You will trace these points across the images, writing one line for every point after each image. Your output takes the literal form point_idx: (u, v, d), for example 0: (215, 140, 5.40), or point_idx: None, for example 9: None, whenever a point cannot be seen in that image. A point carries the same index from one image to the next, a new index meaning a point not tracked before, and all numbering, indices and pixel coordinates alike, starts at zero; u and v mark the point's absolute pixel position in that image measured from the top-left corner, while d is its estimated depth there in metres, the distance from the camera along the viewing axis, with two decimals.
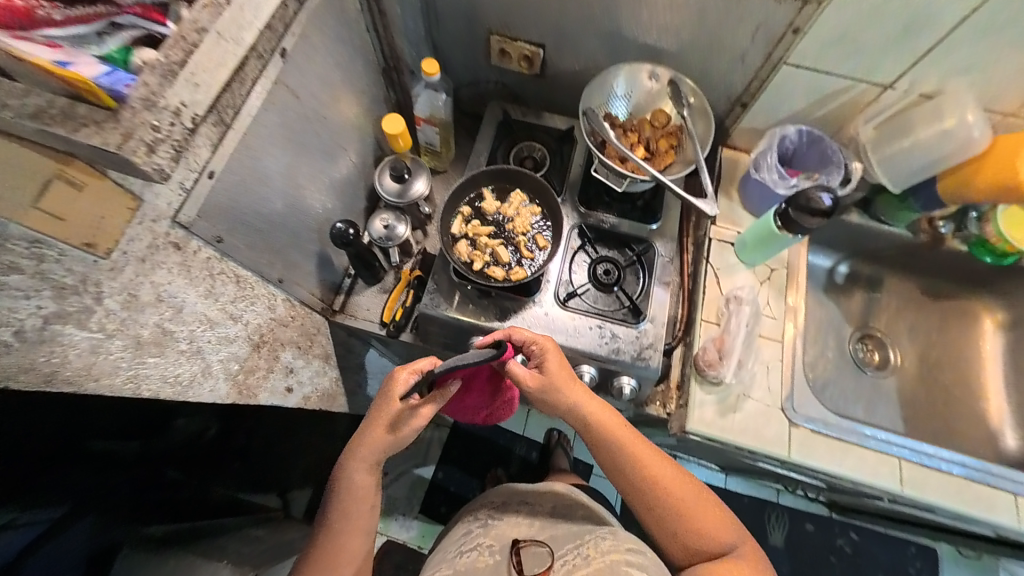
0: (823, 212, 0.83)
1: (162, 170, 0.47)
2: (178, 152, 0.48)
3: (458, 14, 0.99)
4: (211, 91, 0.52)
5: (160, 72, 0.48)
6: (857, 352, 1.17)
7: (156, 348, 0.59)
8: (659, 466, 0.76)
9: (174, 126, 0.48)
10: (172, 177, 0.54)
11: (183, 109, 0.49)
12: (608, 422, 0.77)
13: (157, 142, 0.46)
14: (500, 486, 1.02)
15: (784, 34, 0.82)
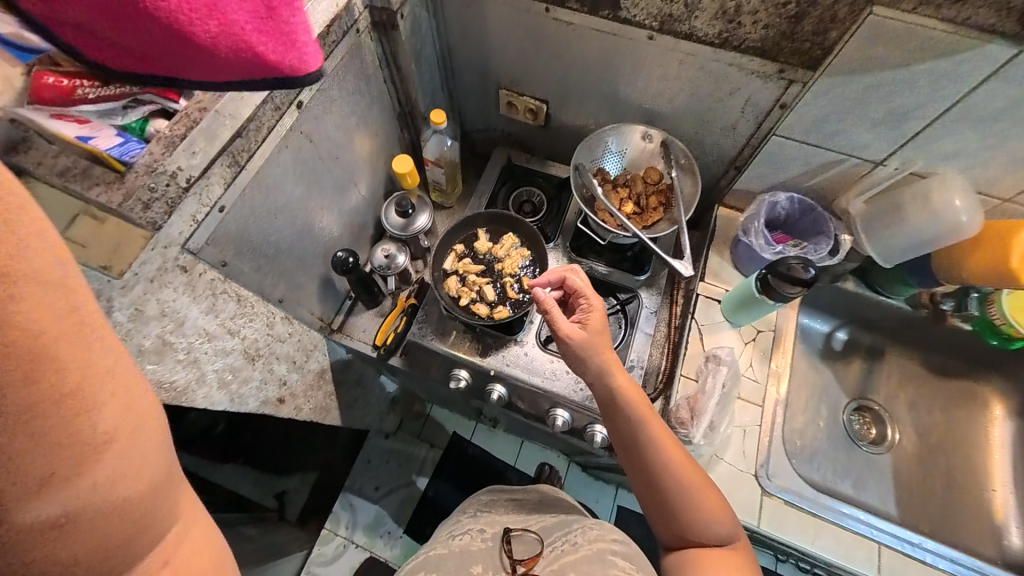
0: (805, 283, 0.83)
1: (155, 222, 0.59)
2: (171, 206, 0.60)
3: (472, 70, 1.09)
4: (207, 155, 0.63)
5: (166, 141, 0.58)
6: (853, 424, 1.12)
7: (155, 356, 0.66)
8: (675, 448, 0.76)
9: (169, 186, 0.59)
10: (183, 210, 0.62)
11: (180, 172, 0.60)
12: (635, 395, 0.76)
13: (152, 200, 0.57)
14: (490, 487, 1.02)
15: (772, 108, 0.88)
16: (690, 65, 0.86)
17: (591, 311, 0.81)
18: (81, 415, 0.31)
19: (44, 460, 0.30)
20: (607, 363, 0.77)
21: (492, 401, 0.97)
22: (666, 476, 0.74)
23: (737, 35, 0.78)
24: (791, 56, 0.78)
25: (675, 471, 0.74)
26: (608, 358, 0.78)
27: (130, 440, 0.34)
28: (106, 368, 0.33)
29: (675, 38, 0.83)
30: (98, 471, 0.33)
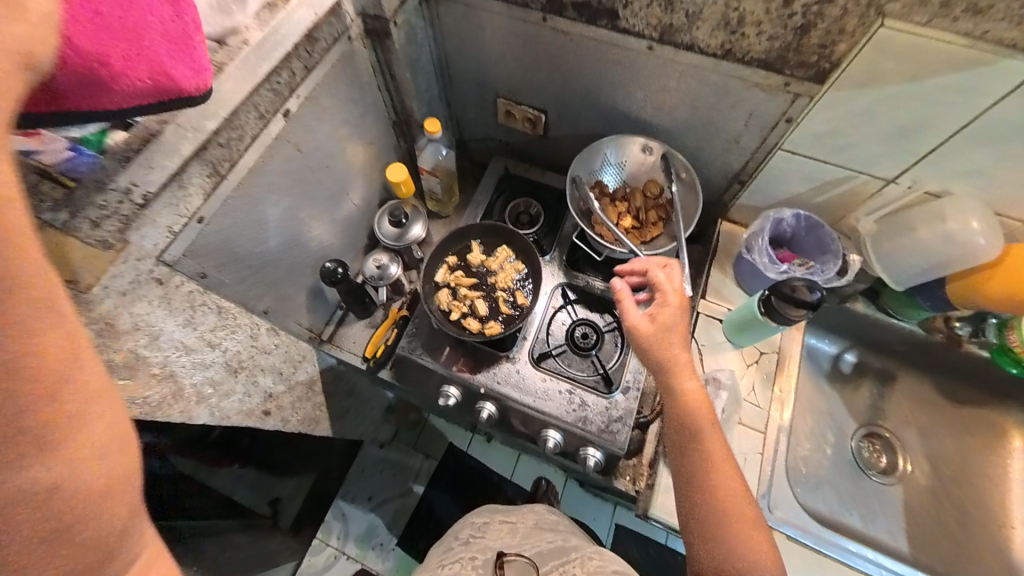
0: (807, 305, 0.79)
1: (106, 240, 0.55)
2: (125, 224, 0.57)
3: (469, 80, 1.07)
4: (166, 171, 0.60)
5: (119, 157, 0.56)
6: (861, 452, 1.07)
7: (128, 372, 0.64)
8: (726, 472, 0.69)
9: (122, 204, 0.56)
10: (159, 221, 0.61)
11: (134, 187, 0.57)
12: (693, 404, 0.71)
13: (103, 218, 0.55)
14: (478, 506, 0.99)
15: (777, 122, 0.84)
16: (691, 77, 0.83)
17: (669, 312, 0.74)
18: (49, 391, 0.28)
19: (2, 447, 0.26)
20: (671, 362, 0.72)
21: (481, 419, 0.94)
22: (702, 495, 0.68)
23: (741, 46, 0.75)
24: (797, 69, 0.74)
25: (716, 495, 0.67)
26: (676, 360, 0.73)
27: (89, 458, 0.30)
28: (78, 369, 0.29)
29: (675, 49, 0.80)
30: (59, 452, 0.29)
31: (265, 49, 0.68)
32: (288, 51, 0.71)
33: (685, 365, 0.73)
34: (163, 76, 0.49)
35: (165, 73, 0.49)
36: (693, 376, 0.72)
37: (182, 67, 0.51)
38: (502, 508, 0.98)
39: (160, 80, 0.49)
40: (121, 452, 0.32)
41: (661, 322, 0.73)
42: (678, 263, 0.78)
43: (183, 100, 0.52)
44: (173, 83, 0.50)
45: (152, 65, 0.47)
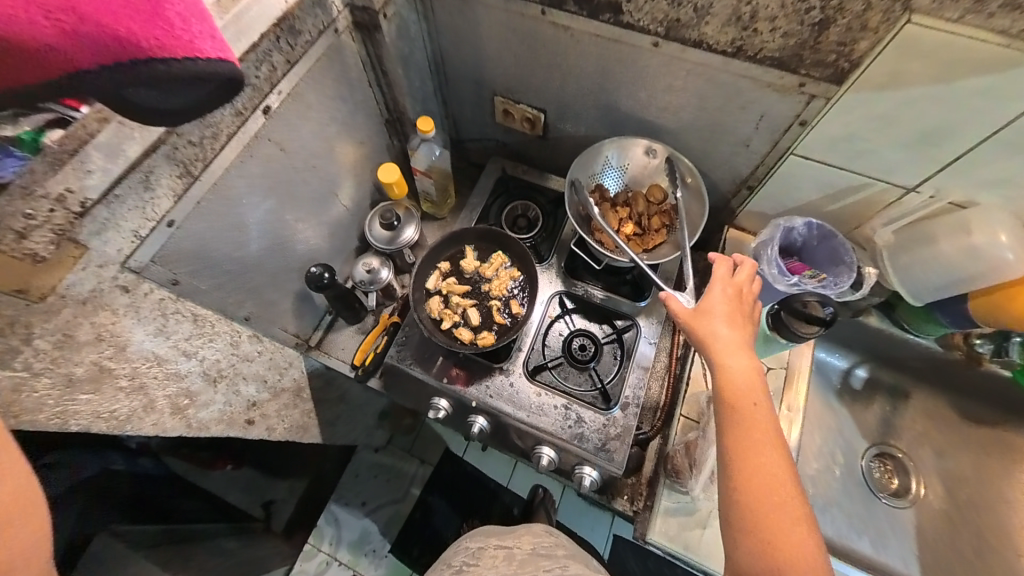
0: (820, 321, 0.74)
1: (39, 255, 0.49)
2: (59, 236, 0.50)
3: (465, 77, 1.03)
4: (107, 176, 0.53)
5: (49, 160, 0.49)
6: (872, 472, 1.02)
7: (91, 385, 0.60)
8: (774, 470, 0.59)
9: (54, 212, 0.49)
10: (122, 224, 0.57)
11: (68, 194, 0.50)
12: (738, 387, 0.64)
13: (31, 228, 0.48)
14: (476, 532, 0.96)
15: (791, 125, 0.79)
16: (697, 77, 0.79)
17: (718, 296, 0.72)
18: None
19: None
20: (715, 332, 0.68)
21: (472, 433, 0.90)
22: (737, 492, 0.59)
23: (753, 44, 0.70)
24: (812, 68, 0.69)
25: (755, 493, 0.58)
26: (724, 341, 0.67)
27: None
28: None
29: (682, 46, 0.74)
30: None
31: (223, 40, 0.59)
32: (266, 44, 0.66)
33: (734, 346, 0.67)
34: (85, 24, 0.36)
35: (90, 22, 0.36)
36: (744, 358, 0.66)
37: (137, 23, 0.37)
38: (497, 533, 0.94)
39: (83, 32, 0.36)
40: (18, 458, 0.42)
41: (706, 303, 0.71)
42: (752, 263, 0.75)
43: (140, 68, 0.39)
44: (113, 40, 0.37)
45: (61, 8, 0.35)
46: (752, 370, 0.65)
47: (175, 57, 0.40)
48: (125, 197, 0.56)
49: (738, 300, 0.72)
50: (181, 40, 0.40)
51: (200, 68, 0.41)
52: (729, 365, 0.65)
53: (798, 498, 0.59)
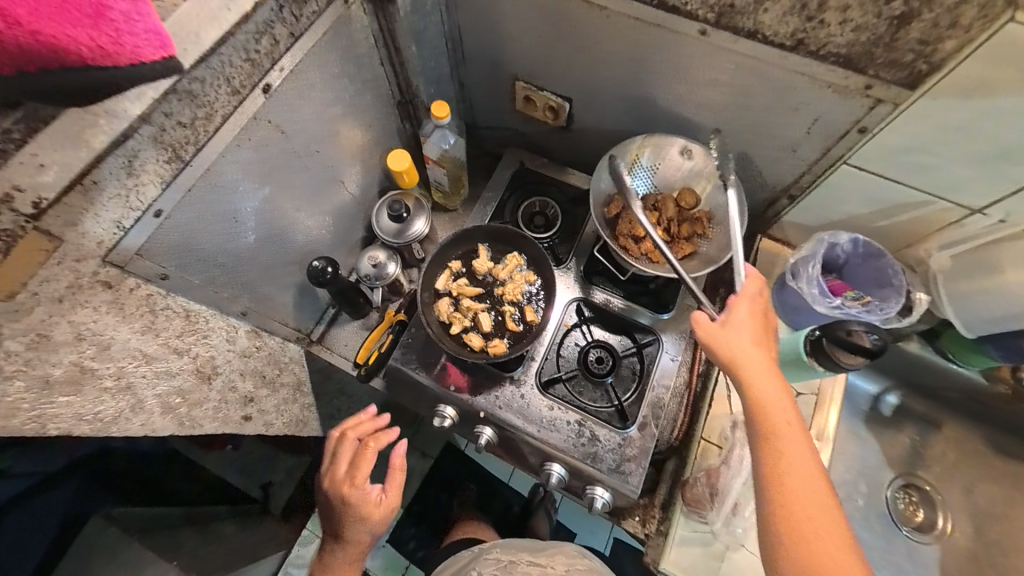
0: (865, 352, 0.68)
1: None
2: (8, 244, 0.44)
3: (484, 58, 0.94)
4: (63, 173, 0.46)
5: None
6: (896, 503, 0.97)
7: (70, 387, 0.55)
8: (818, 512, 0.53)
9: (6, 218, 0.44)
10: (101, 214, 0.51)
11: (18, 193, 0.44)
12: (776, 420, 0.57)
13: None
14: (505, 540, 1.00)
15: (848, 131, 0.71)
16: (746, 71, 0.70)
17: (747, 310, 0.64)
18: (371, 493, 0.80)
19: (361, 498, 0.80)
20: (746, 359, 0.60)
21: (479, 445, 0.86)
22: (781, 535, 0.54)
23: (818, 37, 0.62)
24: (884, 69, 0.61)
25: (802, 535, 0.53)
26: (755, 364, 0.60)
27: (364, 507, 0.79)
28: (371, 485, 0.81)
29: (734, 36, 0.66)
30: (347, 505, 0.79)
31: (208, 8, 0.51)
32: (266, 13, 0.59)
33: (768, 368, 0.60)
34: (19, 31, 0.34)
35: (18, 26, 0.33)
36: (777, 383, 0.59)
37: (69, 27, 0.35)
38: (527, 545, 1.00)
39: (9, 35, 0.34)
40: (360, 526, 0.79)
41: (735, 319, 0.63)
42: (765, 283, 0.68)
43: (42, 75, 0.37)
44: (42, 44, 0.35)
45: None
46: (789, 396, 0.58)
47: (116, 64, 0.39)
48: (106, 186, 0.51)
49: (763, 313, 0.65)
50: (112, 42, 0.38)
51: (107, 74, 0.39)
52: (764, 393, 0.58)
53: (848, 534, 0.53)
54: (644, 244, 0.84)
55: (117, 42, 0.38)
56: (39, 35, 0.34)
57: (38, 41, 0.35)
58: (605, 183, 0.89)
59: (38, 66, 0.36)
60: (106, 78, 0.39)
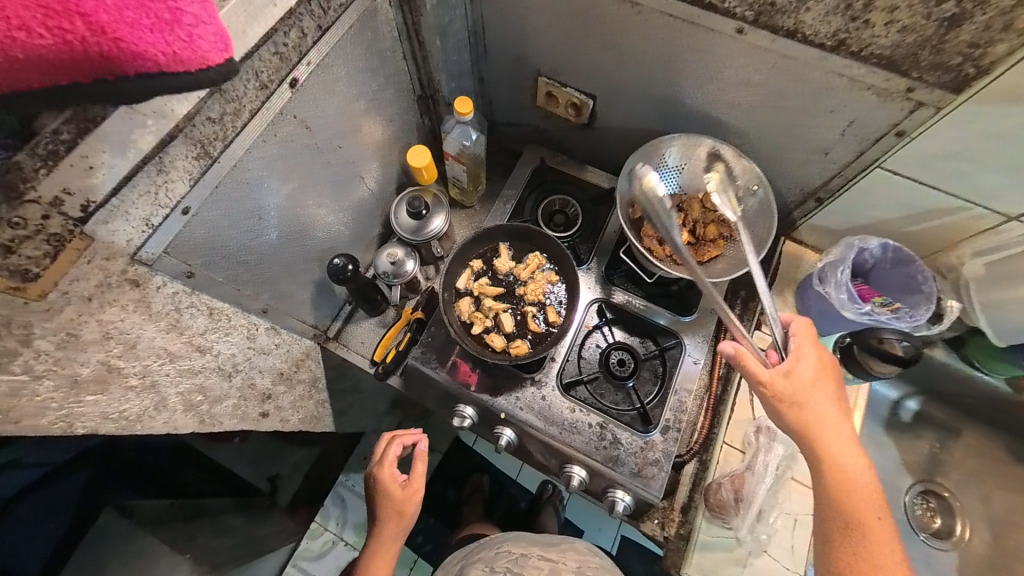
0: (898, 360, 0.67)
1: (26, 271, 0.43)
2: (54, 247, 0.44)
3: (506, 53, 0.92)
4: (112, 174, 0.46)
5: (43, 155, 0.41)
6: (913, 509, 0.97)
7: (98, 386, 0.54)
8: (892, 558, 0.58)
9: (49, 219, 0.43)
10: (132, 213, 0.50)
11: (66, 196, 0.43)
12: (855, 483, 0.61)
13: (18, 241, 0.42)
14: (519, 533, 0.97)
15: (885, 134, 0.69)
16: (782, 72, 0.68)
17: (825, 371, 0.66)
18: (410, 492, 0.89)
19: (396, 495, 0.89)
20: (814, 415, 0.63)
21: (499, 445, 0.86)
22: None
23: (860, 38, 0.60)
24: (929, 72, 0.60)
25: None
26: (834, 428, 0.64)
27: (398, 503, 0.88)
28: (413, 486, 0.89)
29: (773, 35, 0.64)
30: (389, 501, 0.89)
31: (253, 6, 0.49)
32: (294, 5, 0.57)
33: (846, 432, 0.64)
34: (101, 38, 0.32)
35: (102, 33, 0.32)
36: (847, 439, 0.63)
37: (147, 32, 0.33)
38: (541, 541, 0.97)
39: (91, 43, 0.32)
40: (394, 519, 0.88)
41: (816, 381, 0.65)
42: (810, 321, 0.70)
43: (119, 84, 0.35)
44: (123, 52, 0.33)
45: (61, 15, 0.30)
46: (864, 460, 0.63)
47: (189, 71, 0.37)
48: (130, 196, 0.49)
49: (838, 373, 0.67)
50: (185, 48, 0.36)
51: (180, 82, 0.37)
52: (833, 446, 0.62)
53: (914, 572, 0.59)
54: (669, 246, 0.83)
55: (189, 46, 0.36)
56: (121, 43, 0.33)
57: (120, 48, 0.33)
58: (631, 183, 0.88)
59: (116, 75, 0.34)
60: (179, 86, 0.37)
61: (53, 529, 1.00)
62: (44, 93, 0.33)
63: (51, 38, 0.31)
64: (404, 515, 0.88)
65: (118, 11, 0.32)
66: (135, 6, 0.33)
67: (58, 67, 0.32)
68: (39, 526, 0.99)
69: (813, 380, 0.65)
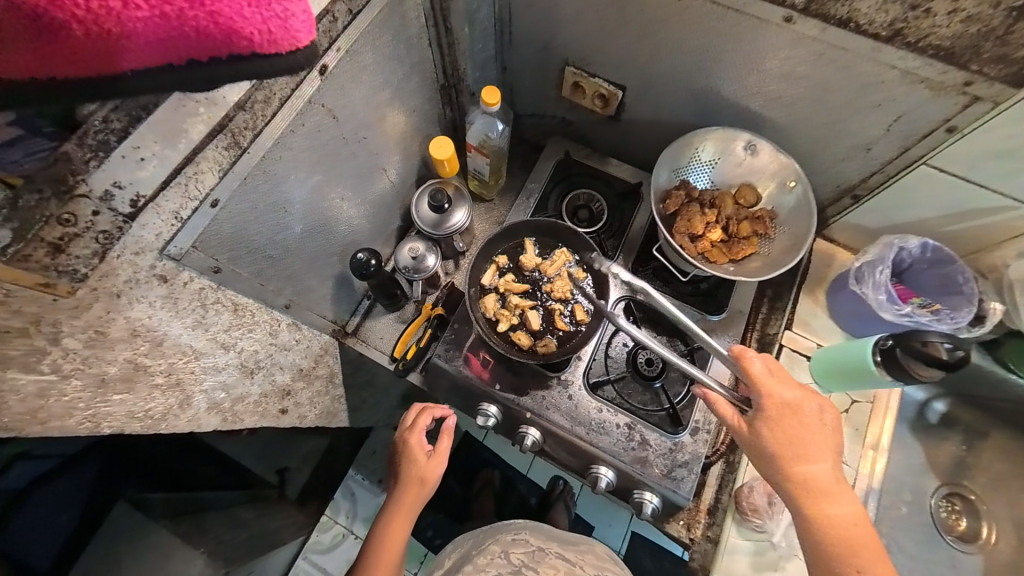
0: (941, 365, 0.67)
1: (76, 270, 0.43)
2: (101, 244, 0.44)
3: (533, 41, 0.89)
4: (161, 165, 0.47)
5: (92, 145, 0.43)
6: (938, 512, 0.95)
7: (124, 385, 0.52)
8: None
9: (100, 215, 0.44)
10: (161, 206, 0.48)
11: (116, 190, 0.45)
12: (846, 532, 0.58)
13: (69, 240, 0.43)
14: (538, 526, 0.95)
15: (934, 130, 0.67)
16: (830, 63, 0.66)
17: (810, 411, 0.62)
18: (430, 471, 0.89)
19: (419, 470, 0.88)
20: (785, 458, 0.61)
21: (524, 446, 0.84)
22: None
23: (919, 28, 0.57)
24: (990, 65, 0.57)
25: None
26: (819, 474, 0.60)
27: (419, 477, 0.88)
28: (434, 463, 0.89)
29: (824, 24, 0.61)
30: (411, 476, 0.89)
31: None
32: None
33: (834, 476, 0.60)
34: (200, 11, 0.28)
35: (200, 6, 0.28)
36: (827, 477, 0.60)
37: (241, 5, 0.29)
38: (558, 538, 0.95)
39: (189, 16, 0.28)
40: (413, 494, 0.88)
41: (797, 423, 0.62)
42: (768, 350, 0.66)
43: (214, 67, 0.32)
44: (219, 29, 0.29)
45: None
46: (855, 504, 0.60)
47: (280, 53, 0.32)
48: (161, 200, 0.48)
49: (825, 410, 0.63)
50: (281, 27, 0.31)
51: (273, 67, 0.33)
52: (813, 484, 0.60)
53: None
54: (701, 243, 0.81)
55: (285, 24, 0.31)
56: (220, 18, 0.29)
57: (217, 24, 0.29)
58: (663, 179, 0.85)
59: (211, 57, 0.31)
60: (271, 71, 0.33)
61: (66, 522, 1.00)
62: (136, 81, 0.30)
63: (147, 10, 0.27)
64: (426, 484, 0.88)
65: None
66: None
67: (154, 47, 0.29)
68: (54, 518, 0.99)
69: (794, 421, 0.62)
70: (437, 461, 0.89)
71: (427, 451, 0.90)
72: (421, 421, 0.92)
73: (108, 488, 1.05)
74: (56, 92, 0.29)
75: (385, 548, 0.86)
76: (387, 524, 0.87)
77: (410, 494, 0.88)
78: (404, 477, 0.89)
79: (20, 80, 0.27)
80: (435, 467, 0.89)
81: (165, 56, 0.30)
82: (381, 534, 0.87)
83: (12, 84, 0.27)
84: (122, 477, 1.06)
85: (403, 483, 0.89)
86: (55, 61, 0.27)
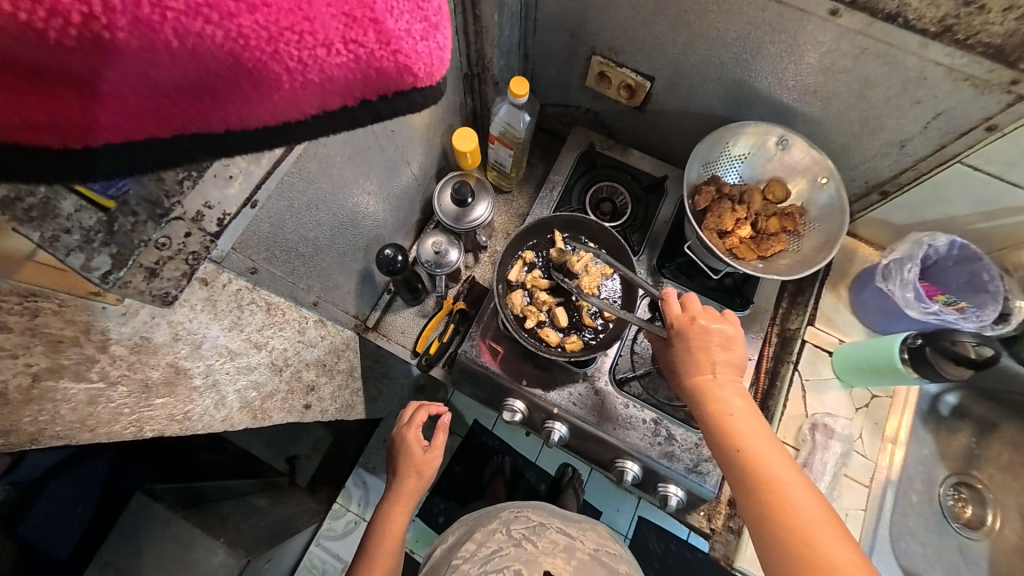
0: (970, 364, 0.69)
1: (167, 293, 0.46)
2: (190, 265, 0.47)
3: (562, 29, 0.85)
4: (245, 184, 0.49)
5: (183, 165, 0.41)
6: (947, 501, 0.99)
7: (166, 388, 0.51)
8: (799, 510, 0.53)
9: (189, 237, 0.45)
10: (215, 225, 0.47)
11: (206, 210, 0.45)
12: (752, 450, 0.57)
13: (161, 264, 0.44)
14: (539, 505, 0.92)
15: (973, 129, 0.66)
16: (875, 59, 0.64)
17: (724, 340, 0.63)
18: (426, 465, 0.91)
19: (416, 461, 0.91)
20: (694, 381, 0.63)
21: (550, 441, 0.85)
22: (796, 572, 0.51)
23: (970, 25, 0.55)
24: None
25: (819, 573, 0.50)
26: (728, 396, 0.61)
27: (415, 469, 0.91)
28: (431, 457, 0.91)
29: (871, 18, 0.59)
30: (409, 468, 0.91)
31: None
32: None
33: (731, 392, 0.61)
34: (384, 50, 0.26)
35: (386, 46, 0.26)
36: (735, 397, 0.61)
37: (418, 37, 0.27)
38: (558, 514, 0.92)
39: (375, 58, 0.26)
40: (408, 486, 0.90)
41: (693, 342, 0.63)
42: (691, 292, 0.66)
43: (379, 105, 0.29)
44: (396, 68, 0.27)
45: (358, 25, 0.25)
46: (758, 421, 0.59)
47: (436, 82, 0.29)
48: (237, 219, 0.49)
49: (724, 332, 0.63)
50: (441, 58, 0.29)
51: (424, 98, 0.30)
52: (721, 406, 0.60)
53: (834, 531, 0.51)
54: (730, 239, 0.81)
55: (442, 56, 0.29)
56: (399, 55, 0.26)
57: (395, 62, 0.26)
58: (693, 174, 0.84)
59: (378, 96, 0.28)
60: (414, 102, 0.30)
61: (82, 513, 1.06)
62: (309, 127, 0.27)
63: (346, 56, 0.25)
64: (424, 473, 0.91)
65: (401, 19, 0.27)
66: (412, 11, 0.27)
67: (337, 92, 0.26)
68: (72, 507, 1.06)
69: (697, 343, 0.63)
70: (433, 454, 0.91)
71: (423, 445, 0.93)
72: (417, 417, 0.94)
73: (117, 476, 1.10)
74: (214, 145, 0.25)
75: (381, 541, 0.85)
76: (383, 515, 0.87)
77: (407, 485, 0.90)
78: (400, 469, 0.91)
79: (167, 141, 0.24)
80: (432, 460, 0.91)
81: (339, 100, 0.27)
82: (377, 526, 0.87)
83: (146, 145, 0.23)
84: (132, 464, 1.11)
85: (400, 473, 0.91)
86: (248, 113, 0.24)
